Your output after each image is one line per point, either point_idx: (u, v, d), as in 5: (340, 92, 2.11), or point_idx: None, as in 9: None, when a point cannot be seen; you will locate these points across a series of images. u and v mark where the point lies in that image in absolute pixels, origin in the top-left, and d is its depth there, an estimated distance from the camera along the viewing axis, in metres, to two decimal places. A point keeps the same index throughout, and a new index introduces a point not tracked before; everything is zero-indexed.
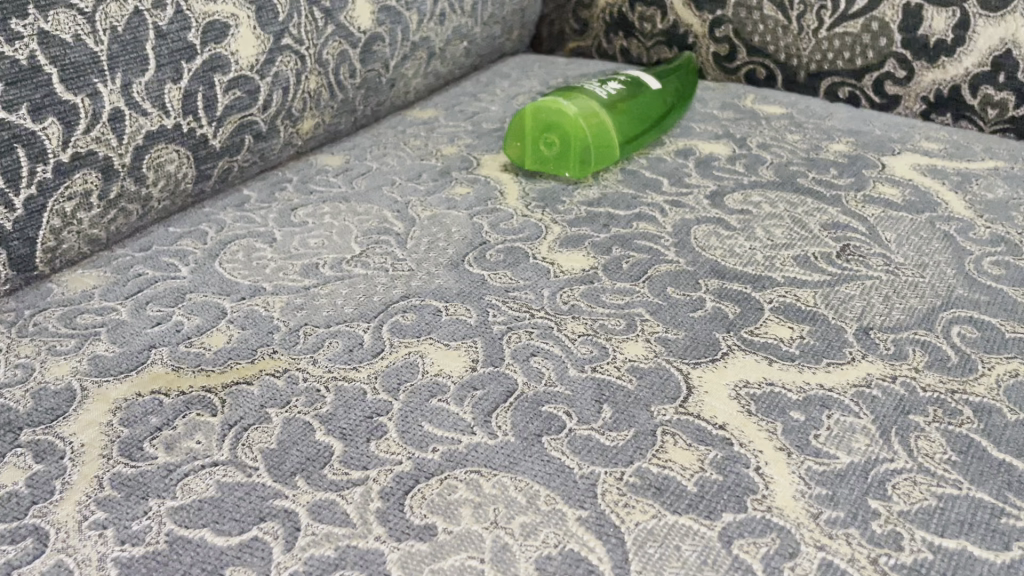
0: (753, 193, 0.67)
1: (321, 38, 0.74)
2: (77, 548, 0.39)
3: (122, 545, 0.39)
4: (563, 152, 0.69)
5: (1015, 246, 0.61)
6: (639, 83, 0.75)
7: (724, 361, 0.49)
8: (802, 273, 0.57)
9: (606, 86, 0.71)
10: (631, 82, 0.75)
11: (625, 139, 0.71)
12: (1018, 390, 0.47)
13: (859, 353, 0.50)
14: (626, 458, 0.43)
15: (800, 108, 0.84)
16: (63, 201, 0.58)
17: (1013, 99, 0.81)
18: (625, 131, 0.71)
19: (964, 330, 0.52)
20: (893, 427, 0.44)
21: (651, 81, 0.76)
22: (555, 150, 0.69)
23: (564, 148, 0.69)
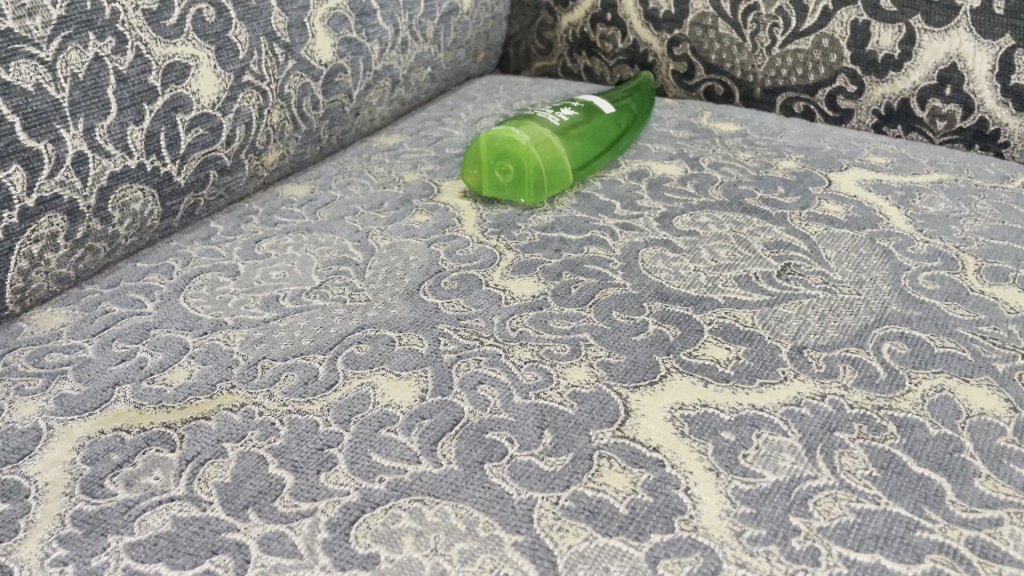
0: (701, 214, 0.69)
1: (282, 73, 0.76)
2: None
3: None
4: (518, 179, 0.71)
5: (951, 260, 0.63)
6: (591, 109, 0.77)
7: (661, 384, 0.51)
8: (742, 293, 0.59)
9: (559, 113, 0.74)
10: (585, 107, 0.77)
11: (580, 164, 0.74)
12: (942, 405, 0.49)
13: (792, 372, 0.52)
14: (563, 482, 0.45)
15: (754, 125, 0.86)
16: (30, 244, 0.60)
17: (960, 111, 0.83)
18: (579, 156, 0.73)
19: (895, 346, 0.54)
20: (818, 444, 0.47)
21: (605, 105, 0.78)
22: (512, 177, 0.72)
23: (520, 175, 0.71)
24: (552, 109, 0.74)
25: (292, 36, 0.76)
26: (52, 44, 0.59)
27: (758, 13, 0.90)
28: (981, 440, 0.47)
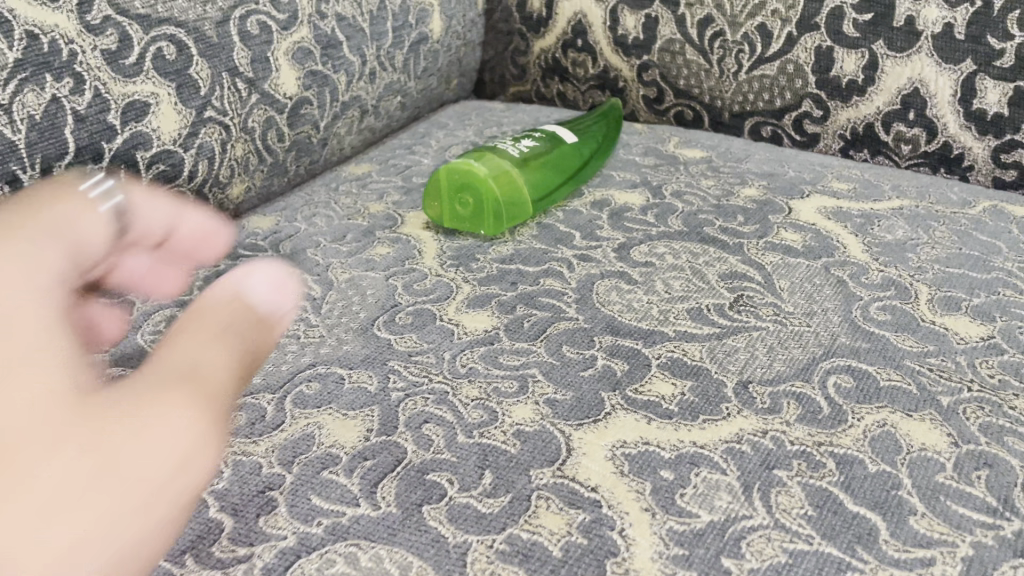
0: (658, 244, 0.69)
1: (245, 108, 0.76)
2: None
3: None
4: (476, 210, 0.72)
5: (904, 290, 0.63)
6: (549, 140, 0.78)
7: (605, 422, 0.51)
8: (692, 326, 0.59)
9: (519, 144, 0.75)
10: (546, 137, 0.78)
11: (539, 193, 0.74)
12: (882, 441, 0.50)
13: (736, 409, 0.52)
14: (499, 524, 0.45)
15: (719, 151, 0.87)
16: None
17: (924, 135, 0.84)
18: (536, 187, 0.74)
19: (841, 380, 0.54)
20: (756, 483, 0.47)
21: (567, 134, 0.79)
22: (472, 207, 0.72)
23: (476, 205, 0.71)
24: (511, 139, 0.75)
25: (255, 70, 0.76)
26: (8, 86, 0.59)
27: (724, 39, 0.90)
28: (919, 476, 0.47)
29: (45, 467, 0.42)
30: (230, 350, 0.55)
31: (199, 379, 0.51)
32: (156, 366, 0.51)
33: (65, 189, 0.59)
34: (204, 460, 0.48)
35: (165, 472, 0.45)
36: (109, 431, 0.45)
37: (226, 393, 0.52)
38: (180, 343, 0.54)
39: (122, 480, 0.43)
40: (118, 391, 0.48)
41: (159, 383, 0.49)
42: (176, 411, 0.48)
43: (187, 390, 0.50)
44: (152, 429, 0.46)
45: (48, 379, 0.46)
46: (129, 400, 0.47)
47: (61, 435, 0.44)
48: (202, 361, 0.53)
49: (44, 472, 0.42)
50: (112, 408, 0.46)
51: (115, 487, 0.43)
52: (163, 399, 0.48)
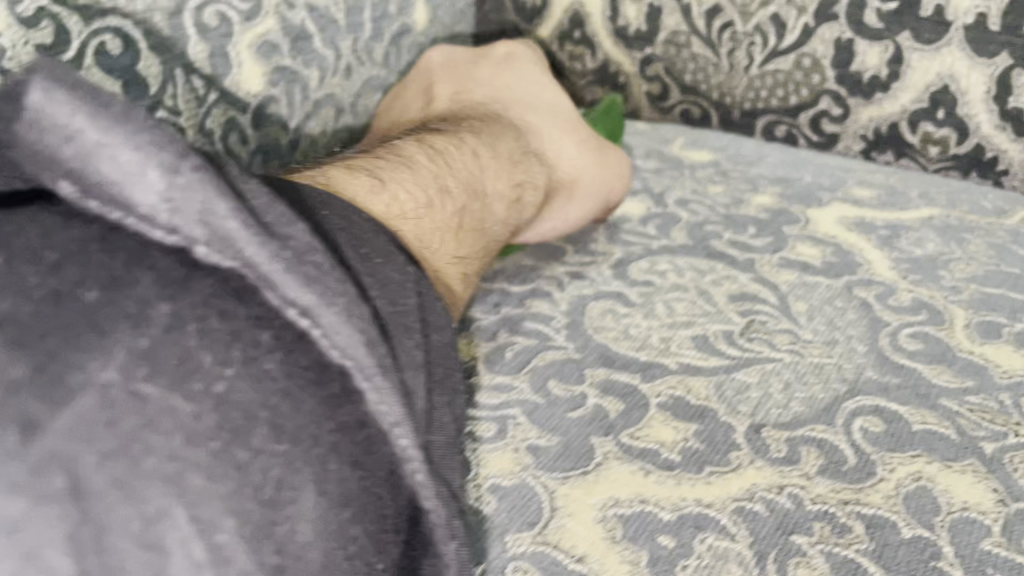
0: (660, 260, 0.62)
1: (203, 107, 0.68)
2: None
3: None
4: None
5: (937, 313, 0.56)
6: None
7: (595, 475, 0.44)
8: (698, 357, 0.52)
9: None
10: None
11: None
12: (917, 499, 0.42)
13: (747, 458, 0.45)
14: None
15: (729, 153, 0.79)
16: None
17: (954, 135, 0.77)
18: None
19: (868, 423, 0.47)
20: (770, 552, 0.40)
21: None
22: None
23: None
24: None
25: (214, 65, 0.68)
26: None
27: (734, 31, 0.83)
28: (962, 543, 0.40)
29: (419, 215, 0.49)
30: (590, 141, 0.67)
31: (522, 167, 0.61)
32: (483, 154, 0.58)
33: (495, 70, 0.71)
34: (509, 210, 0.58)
35: (457, 276, 0.51)
36: (478, 228, 0.54)
37: (589, 164, 0.66)
38: (560, 108, 0.69)
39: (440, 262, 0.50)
40: (461, 142, 0.57)
41: (513, 210, 0.59)
42: (491, 233, 0.56)
43: (495, 232, 0.56)
44: (466, 174, 0.55)
45: (468, 181, 0.55)
46: (485, 159, 0.58)
47: (446, 172, 0.53)
48: (497, 177, 0.58)
49: (425, 226, 0.49)
50: (474, 182, 0.55)
51: (447, 238, 0.50)
52: (453, 197, 0.53)
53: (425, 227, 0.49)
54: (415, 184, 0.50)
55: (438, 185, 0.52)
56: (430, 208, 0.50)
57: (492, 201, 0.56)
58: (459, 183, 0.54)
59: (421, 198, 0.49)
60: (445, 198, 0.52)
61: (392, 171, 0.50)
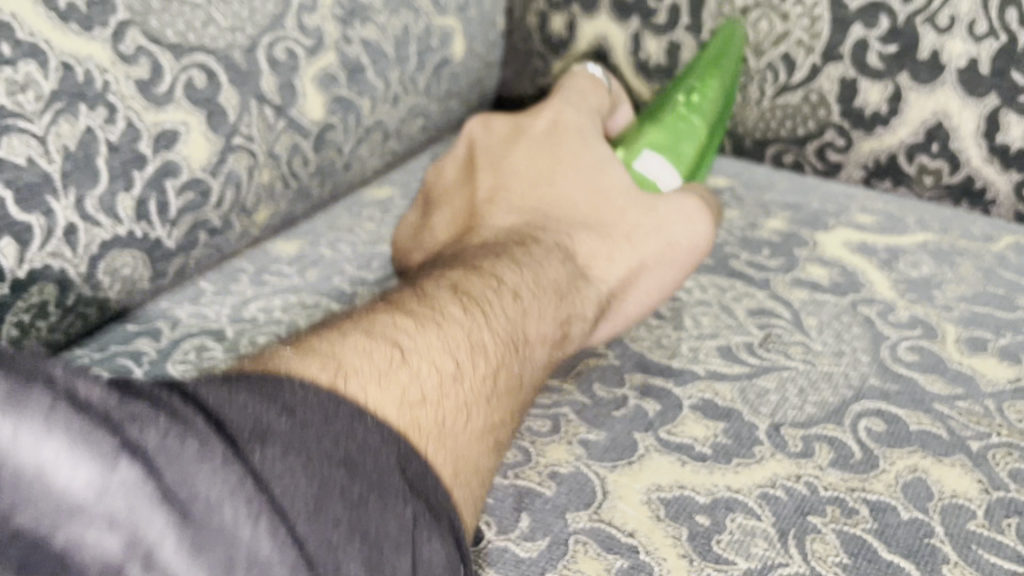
0: (686, 277, 0.70)
1: (273, 134, 0.76)
2: None
3: None
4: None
5: (931, 328, 0.64)
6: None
7: (639, 464, 0.52)
8: (723, 364, 0.60)
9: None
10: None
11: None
12: (915, 487, 0.50)
13: (768, 452, 0.52)
14: (538, 568, 0.46)
15: (742, 179, 0.87)
16: (20, 313, 0.61)
17: (947, 166, 0.84)
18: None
19: (872, 423, 0.54)
20: (791, 530, 0.47)
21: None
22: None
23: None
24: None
25: (283, 96, 0.76)
26: (44, 116, 0.59)
27: (747, 66, 0.90)
28: (951, 524, 0.48)
29: (441, 395, 0.46)
30: (635, 245, 0.65)
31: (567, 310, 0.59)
32: (527, 298, 0.56)
33: (535, 167, 0.70)
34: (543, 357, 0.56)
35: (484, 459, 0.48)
36: (510, 392, 0.51)
37: (638, 270, 0.64)
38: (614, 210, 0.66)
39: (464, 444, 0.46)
40: (499, 289, 0.55)
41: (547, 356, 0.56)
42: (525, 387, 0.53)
43: (535, 382, 0.54)
44: (502, 328, 0.52)
45: (499, 355, 0.51)
46: (523, 307, 0.55)
47: (472, 339, 0.50)
48: (537, 323, 0.55)
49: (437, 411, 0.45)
50: (506, 341, 0.52)
51: (464, 417, 0.47)
52: (491, 360, 0.50)
53: (444, 418, 0.45)
54: (432, 365, 0.47)
55: (478, 347, 0.50)
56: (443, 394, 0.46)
57: (524, 355, 0.53)
58: (485, 354, 0.50)
59: (433, 383, 0.46)
60: (481, 363, 0.49)
61: (415, 339, 0.47)
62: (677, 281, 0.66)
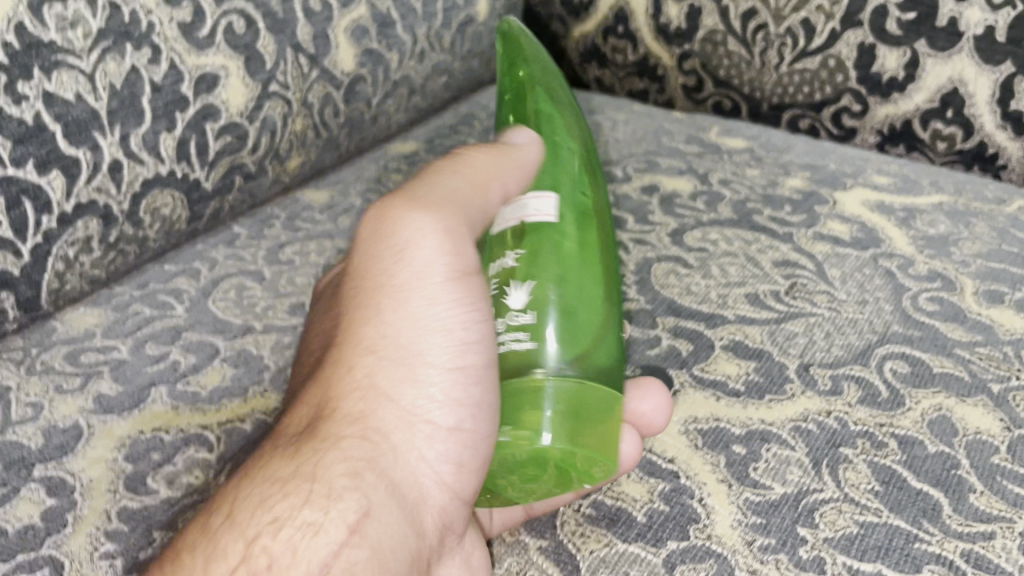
0: (711, 230, 0.72)
1: (307, 83, 0.78)
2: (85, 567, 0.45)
3: (111, 559, 0.46)
4: (602, 449, 0.44)
5: (950, 282, 0.66)
6: (518, 250, 0.50)
7: (675, 398, 0.54)
8: (752, 310, 0.62)
9: (523, 286, 0.48)
10: (511, 237, 0.51)
11: (598, 283, 0.50)
12: (940, 423, 0.52)
13: (799, 389, 0.55)
14: (584, 490, 0.48)
15: (761, 141, 0.89)
16: (66, 246, 0.63)
17: (960, 133, 0.86)
18: (594, 276, 0.50)
19: (896, 365, 0.57)
20: (824, 459, 0.49)
21: (540, 198, 0.52)
22: (590, 445, 0.44)
23: (586, 423, 0.45)
24: (514, 307, 0.48)
25: (316, 46, 0.78)
26: (93, 54, 0.61)
27: (767, 32, 0.92)
28: (976, 457, 0.50)
29: None
30: (395, 323, 0.43)
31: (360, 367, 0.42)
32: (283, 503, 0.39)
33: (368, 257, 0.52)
34: (379, 424, 0.41)
35: (405, 550, 0.41)
36: (347, 519, 0.39)
37: (393, 360, 0.42)
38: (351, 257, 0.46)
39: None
40: (177, 566, 0.37)
41: (379, 427, 0.41)
42: (364, 468, 0.40)
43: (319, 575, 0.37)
44: (238, 555, 0.37)
45: (252, 564, 0.37)
46: (225, 507, 0.39)
47: None
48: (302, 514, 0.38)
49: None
50: (260, 532, 0.38)
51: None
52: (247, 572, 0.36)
53: None
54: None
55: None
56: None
57: (309, 482, 0.39)
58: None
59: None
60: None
61: None
62: (482, 325, 0.44)
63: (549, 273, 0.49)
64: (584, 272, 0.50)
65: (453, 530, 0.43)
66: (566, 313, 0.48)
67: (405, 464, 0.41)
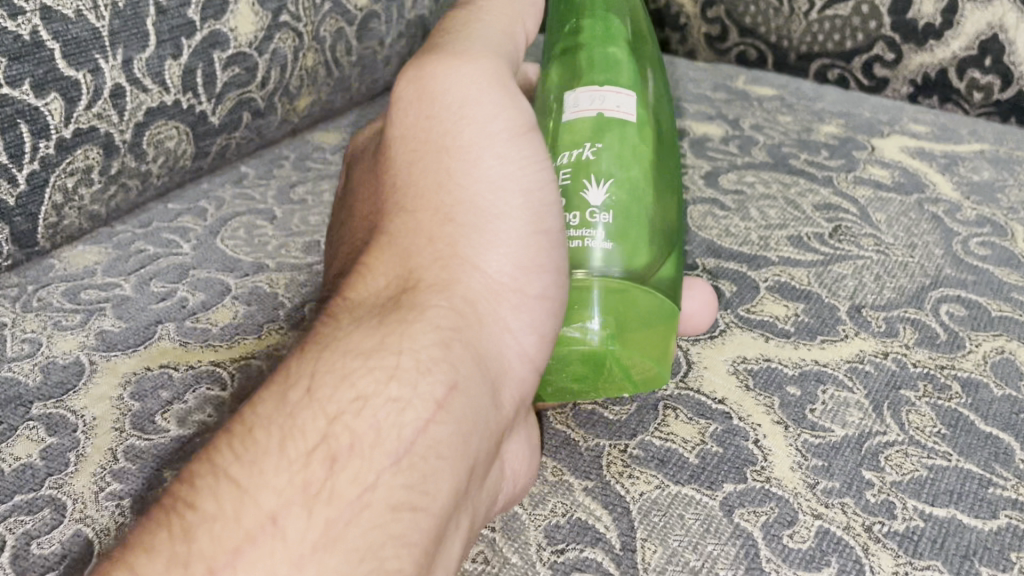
0: (747, 174, 0.68)
1: (318, 15, 0.73)
2: (88, 507, 0.41)
3: (117, 499, 0.42)
4: (661, 357, 0.43)
5: (999, 227, 0.62)
6: (596, 142, 0.45)
7: (721, 338, 0.51)
8: (795, 252, 0.58)
9: (602, 184, 0.44)
10: (588, 128, 0.45)
11: (672, 192, 0.47)
12: (1004, 366, 0.49)
13: (852, 331, 0.51)
14: (630, 430, 0.44)
15: (790, 90, 0.85)
16: (64, 176, 0.59)
17: (999, 82, 0.83)
18: (670, 184, 0.47)
19: (952, 308, 0.53)
20: (885, 402, 0.46)
21: (620, 92, 0.46)
22: (642, 355, 0.43)
23: (652, 328, 0.43)
24: (593, 204, 0.43)
25: None
26: None
27: None
28: None
29: None
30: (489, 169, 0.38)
31: (444, 232, 0.37)
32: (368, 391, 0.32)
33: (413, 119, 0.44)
34: (465, 290, 0.36)
35: (494, 425, 0.35)
36: (436, 395, 0.32)
37: (486, 220, 0.37)
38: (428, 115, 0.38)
39: (461, 456, 0.32)
40: (249, 444, 0.30)
41: (466, 295, 0.36)
42: (453, 337, 0.34)
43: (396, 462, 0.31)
44: (314, 439, 0.30)
45: (336, 444, 0.30)
46: (295, 382, 0.32)
47: None
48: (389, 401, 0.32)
49: (378, 538, 0.29)
50: (342, 410, 0.31)
51: (429, 459, 0.31)
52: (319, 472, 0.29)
53: None
54: (295, 566, 0.28)
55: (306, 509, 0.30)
56: (342, 527, 0.29)
57: (392, 354, 0.33)
58: (333, 474, 0.30)
59: (318, 529, 0.29)
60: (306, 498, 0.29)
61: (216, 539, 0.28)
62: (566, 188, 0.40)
63: (633, 176, 0.45)
64: (662, 179, 0.46)
65: (525, 407, 0.39)
66: (646, 222, 0.44)
67: (493, 333, 0.36)
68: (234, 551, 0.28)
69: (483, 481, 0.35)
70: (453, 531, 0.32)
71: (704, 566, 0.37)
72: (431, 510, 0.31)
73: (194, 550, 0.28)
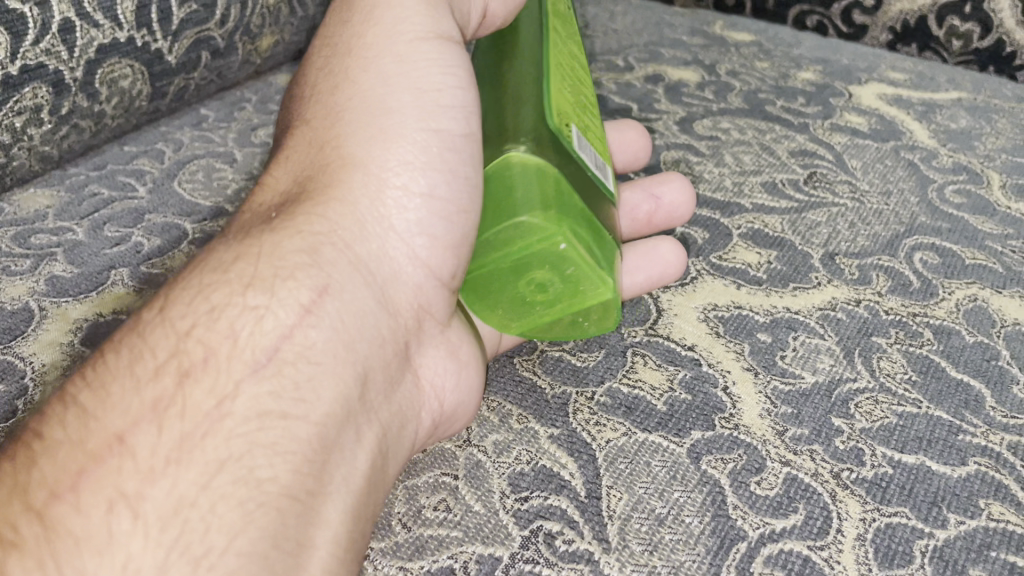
0: (722, 120, 0.67)
1: None
2: None
3: None
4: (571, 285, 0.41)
5: (976, 175, 0.62)
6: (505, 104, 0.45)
7: (693, 286, 0.50)
8: (769, 200, 0.57)
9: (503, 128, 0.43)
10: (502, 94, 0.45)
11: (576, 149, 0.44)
12: (976, 313, 0.48)
13: (825, 278, 0.50)
14: (597, 377, 0.43)
15: (768, 36, 0.83)
16: (12, 116, 0.56)
17: (978, 30, 0.81)
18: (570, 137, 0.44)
19: (926, 256, 0.53)
20: (856, 348, 0.45)
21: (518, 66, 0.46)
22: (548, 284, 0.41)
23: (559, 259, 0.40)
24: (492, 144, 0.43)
25: None
26: None
27: None
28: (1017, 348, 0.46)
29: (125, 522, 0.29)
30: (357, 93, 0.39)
31: (332, 157, 0.38)
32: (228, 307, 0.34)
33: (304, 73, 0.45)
34: (351, 198, 0.37)
35: (376, 331, 0.37)
36: (302, 299, 0.34)
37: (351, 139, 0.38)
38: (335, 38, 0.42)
39: (334, 357, 0.34)
40: (101, 369, 0.32)
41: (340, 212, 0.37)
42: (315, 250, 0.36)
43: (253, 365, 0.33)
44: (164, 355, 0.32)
45: (187, 358, 0.32)
46: (153, 306, 0.34)
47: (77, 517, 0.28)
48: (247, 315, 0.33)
49: (243, 441, 0.31)
50: (193, 325, 0.33)
51: (295, 361, 0.33)
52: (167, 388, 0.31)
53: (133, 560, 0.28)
54: (146, 479, 0.29)
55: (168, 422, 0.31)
56: (197, 439, 0.30)
57: (251, 268, 0.35)
58: (184, 386, 0.31)
59: (172, 437, 0.30)
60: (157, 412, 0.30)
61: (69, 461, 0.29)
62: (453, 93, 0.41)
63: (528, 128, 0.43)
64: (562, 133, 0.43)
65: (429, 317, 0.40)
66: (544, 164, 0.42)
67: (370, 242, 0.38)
68: (80, 473, 0.29)
69: (374, 388, 0.36)
70: (345, 435, 0.34)
71: (671, 513, 0.36)
72: (303, 412, 0.32)
73: (36, 477, 0.29)
